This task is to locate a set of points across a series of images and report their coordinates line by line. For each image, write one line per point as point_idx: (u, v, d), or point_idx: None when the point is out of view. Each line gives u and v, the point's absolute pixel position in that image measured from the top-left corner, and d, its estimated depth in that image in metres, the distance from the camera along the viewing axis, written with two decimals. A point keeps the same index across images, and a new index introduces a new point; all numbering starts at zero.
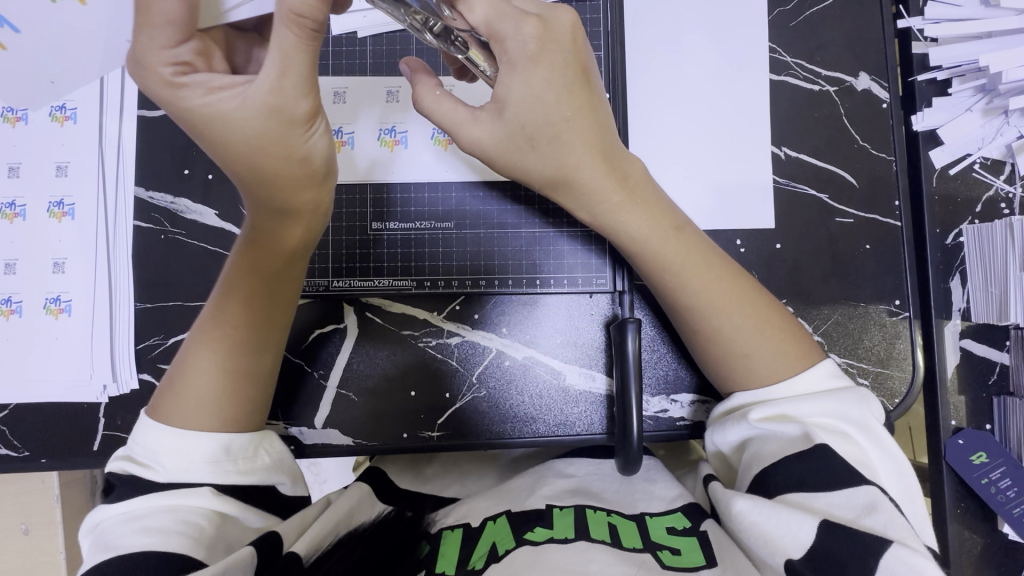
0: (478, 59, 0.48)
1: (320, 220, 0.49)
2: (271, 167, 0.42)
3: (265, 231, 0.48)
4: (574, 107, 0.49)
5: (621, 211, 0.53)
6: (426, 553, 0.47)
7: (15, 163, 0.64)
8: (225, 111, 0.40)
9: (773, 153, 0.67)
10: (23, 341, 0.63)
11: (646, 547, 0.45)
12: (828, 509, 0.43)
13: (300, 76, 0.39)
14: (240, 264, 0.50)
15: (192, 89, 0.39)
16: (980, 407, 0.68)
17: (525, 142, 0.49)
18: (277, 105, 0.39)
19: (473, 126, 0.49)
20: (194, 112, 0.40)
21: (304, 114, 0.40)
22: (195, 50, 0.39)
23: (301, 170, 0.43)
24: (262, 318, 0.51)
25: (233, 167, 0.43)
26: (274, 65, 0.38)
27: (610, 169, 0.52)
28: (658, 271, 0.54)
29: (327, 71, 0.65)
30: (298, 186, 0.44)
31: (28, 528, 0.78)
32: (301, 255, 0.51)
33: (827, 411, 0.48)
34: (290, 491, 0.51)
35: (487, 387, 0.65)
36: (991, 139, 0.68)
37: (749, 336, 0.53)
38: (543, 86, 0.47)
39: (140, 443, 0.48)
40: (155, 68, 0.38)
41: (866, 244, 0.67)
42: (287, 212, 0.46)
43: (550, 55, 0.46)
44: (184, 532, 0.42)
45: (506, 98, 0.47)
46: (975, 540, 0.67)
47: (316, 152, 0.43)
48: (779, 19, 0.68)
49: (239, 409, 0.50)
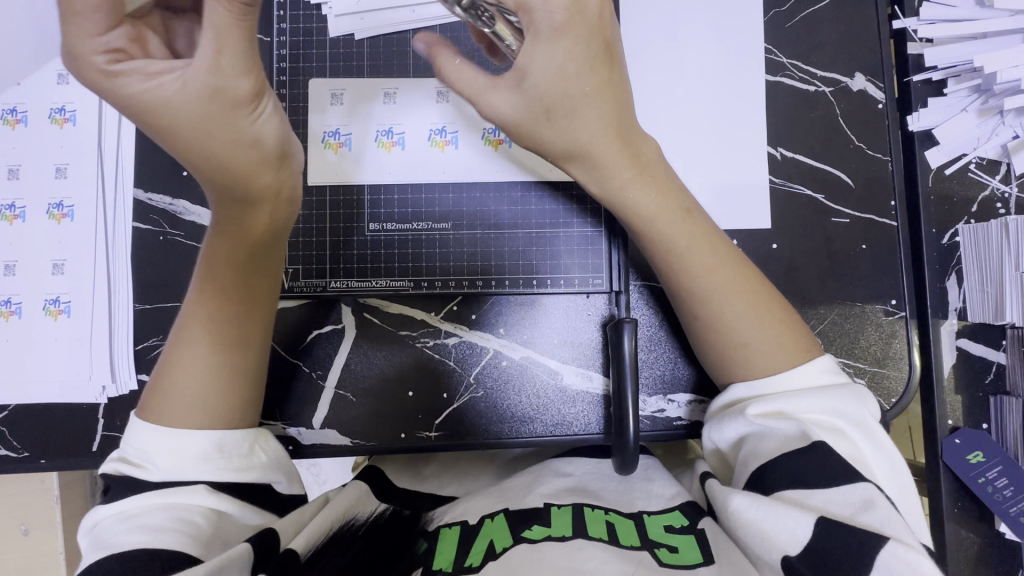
0: (504, 33, 0.47)
1: (285, 207, 0.49)
2: (222, 152, 0.42)
3: (228, 221, 0.48)
4: (593, 81, 0.48)
5: (631, 187, 0.53)
6: (423, 550, 0.47)
7: (15, 164, 0.64)
8: (165, 96, 0.39)
9: (770, 153, 0.67)
10: (22, 341, 0.63)
11: (644, 545, 0.45)
12: (824, 506, 0.43)
13: (239, 52, 0.39)
14: (212, 257, 0.50)
15: (130, 76, 0.39)
16: (977, 406, 0.68)
17: (543, 114, 0.49)
18: (217, 86, 0.39)
19: (491, 94, 0.49)
20: (133, 98, 0.39)
21: (247, 93, 0.40)
22: (127, 36, 0.39)
23: (252, 152, 0.43)
24: (242, 311, 0.52)
25: (183, 155, 0.43)
26: (209, 44, 0.38)
27: (623, 145, 0.51)
28: (660, 249, 0.54)
29: (325, 73, 0.65)
30: (253, 169, 0.44)
31: (27, 529, 0.78)
32: (271, 243, 0.51)
33: (824, 406, 0.48)
34: (288, 489, 0.52)
35: (485, 387, 0.65)
36: (986, 139, 0.68)
37: (750, 325, 0.53)
38: (565, 58, 0.46)
39: (133, 443, 0.48)
40: (87, 58, 0.38)
41: (864, 244, 0.67)
42: (247, 200, 0.46)
43: (575, 28, 0.45)
44: (183, 530, 0.42)
45: (528, 68, 0.46)
46: (972, 539, 0.67)
47: (265, 135, 0.43)
48: (775, 20, 0.69)
49: (227, 406, 0.50)
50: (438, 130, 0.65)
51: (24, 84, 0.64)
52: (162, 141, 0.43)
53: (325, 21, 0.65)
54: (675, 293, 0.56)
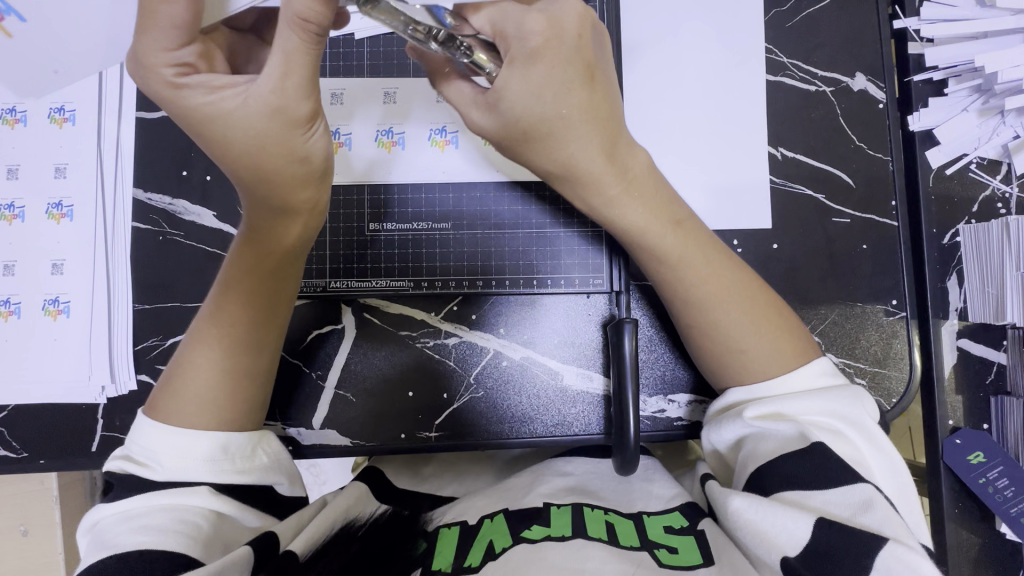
0: (483, 61, 0.45)
1: (319, 220, 0.49)
2: (270, 168, 0.42)
3: (263, 231, 0.48)
4: (572, 104, 0.47)
5: (619, 203, 0.52)
6: (421, 551, 0.47)
7: (15, 164, 0.64)
8: (227, 110, 0.39)
9: (771, 153, 0.67)
10: (21, 342, 0.63)
11: (644, 545, 0.45)
12: (824, 507, 0.43)
13: (304, 77, 0.38)
14: (242, 264, 0.50)
15: (194, 90, 0.39)
16: (977, 406, 0.68)
17: (520, 135, 0.48)
18: (279, 105, 0.38)
19: (471, 111, 0.49)
20: (195, 111, 0.39)
21: (306, 116, 0.39)
22: (197, 53, 0.39)
23: (300, 170, 0.43)
24: (266, 319, 0.52)
25: (232, 168, 0.43)
26: (278, 66, 0.37)
27: (612, 161, 0.50)
28: (654, 258, 0.54)
29: (325, 72, 0.65)
30: (298, 185, 0.44)
31: (27, 529, 0.78)
32: (301, 255, 0.51)
33: (821, 408, 0.48)
34: (288, 490, 0.52)
35: (485, 387, 0.65)
36: (987, 139, 0.68)
37: (746, 331, 0.53)
38: (541, 83, 0.45)
39: (138, 441, 0.48)
40: (156, 68, 0.38)
41: (864, 244, 0.67)
42: (286, 211, 0.46)
43: (552, 52, 0.44)
44: (182, 531, 0.42)
45: (503, 91, 0.45)
46: (973, 539, 0.67)
47: (315, 153, 0.42)
48: (776, 20, 0.69)
49: (238, 410, 0.50)
50: (438, 130, 0.65)
51: None
52: (210, 150, 0.42)
53: None
54: (669, 300, 0.56)
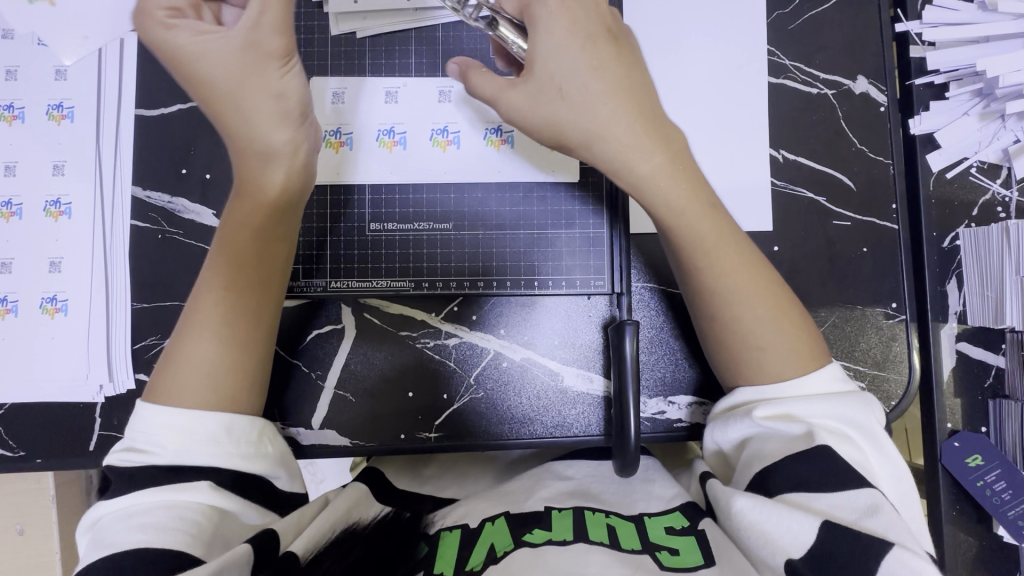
0: (508, 34, 0.51)
1: (302, 170, 0.53)
2: (249, 101, 0.49)
3: (246, 179, 0.52)
4: (600, 56, 0.50)
5: (660, 178, 0.51)
6: (425, 553, 0.47)
7: (12, 161, 0.64)
8: (208, 50, 0.48)
9: (772, 155, 0.67)
10: (20, 340, 0.63)
11: (645, 549, 0.45)
12: (828, 511, 0.43)
13: (276, 16, 0.48)
14: (229, 226, 0.53)
15: (183, 29, 0.48)
16: (977, 409, 0.68)
17: (556, 94, 0.50)
18: (254, 41, 0.48)
19: (508, 94, 0.51)
20: (181, 49, 0.48)
21: (278, 51, 0.48)
22: (188, 2, 0.49)
23: (276, 106, 0.49)
24: (255, 284, 0.53)
25: (219, 111, 0.50)
26: (253, 11, 0.47)
27: (650, 128, 0.51)
28: (688, 244, 0.53)
29: (326, 71, 0.65)
30: (276, 122, 0.50)
31: (23, 529, 0.78)
32: (288, 211, 0.54)
33: (833, 412, 0.48)
34: (288, 486, 0.51)
35: (485, 388, 0.65)
36: (987, 143, 0.68)
37: (767, 329, 0.52)
38: (564, 35, 0.49)
39: (139, 427, 0.47)
40: (151, 13, 0.48)
41: (864, 247, 0.67)
42: (267, 155, 0.51)
43: (570, 9, 0.49)
44: (183, 529, 0.42)
45: (534, 53, 0.49)
46: (970, 541, 0.67)
47: (292, 90, 0.50)
48: (778, 22, 0.68)
49: (235, 384, 0.50)
50: (439, 129, 0.65)
51: (21, 79, 0.64)
52: (198, 99, 0.50)
53: (326, 19, 0.64)
54: (691, 288, 0.55)
